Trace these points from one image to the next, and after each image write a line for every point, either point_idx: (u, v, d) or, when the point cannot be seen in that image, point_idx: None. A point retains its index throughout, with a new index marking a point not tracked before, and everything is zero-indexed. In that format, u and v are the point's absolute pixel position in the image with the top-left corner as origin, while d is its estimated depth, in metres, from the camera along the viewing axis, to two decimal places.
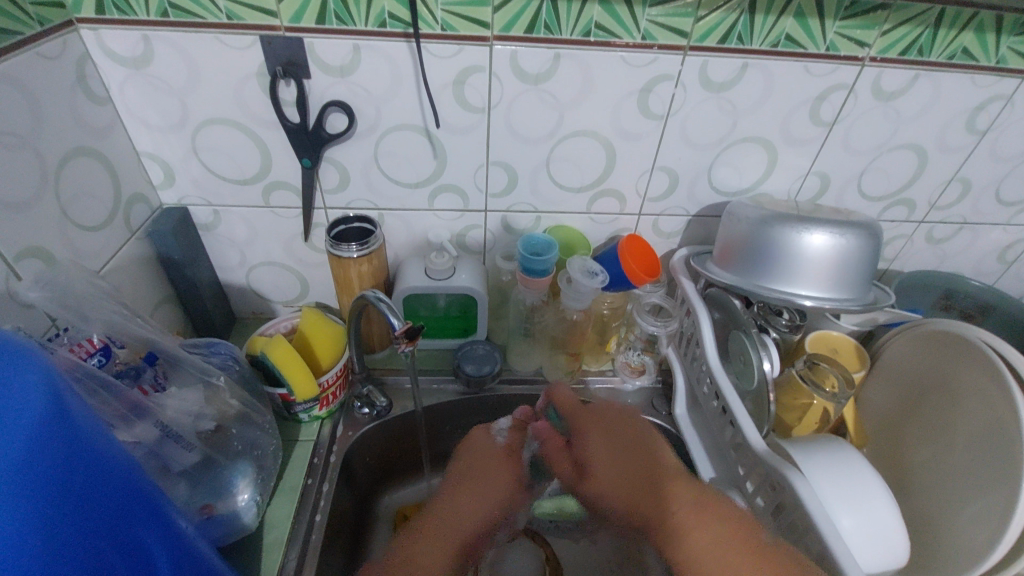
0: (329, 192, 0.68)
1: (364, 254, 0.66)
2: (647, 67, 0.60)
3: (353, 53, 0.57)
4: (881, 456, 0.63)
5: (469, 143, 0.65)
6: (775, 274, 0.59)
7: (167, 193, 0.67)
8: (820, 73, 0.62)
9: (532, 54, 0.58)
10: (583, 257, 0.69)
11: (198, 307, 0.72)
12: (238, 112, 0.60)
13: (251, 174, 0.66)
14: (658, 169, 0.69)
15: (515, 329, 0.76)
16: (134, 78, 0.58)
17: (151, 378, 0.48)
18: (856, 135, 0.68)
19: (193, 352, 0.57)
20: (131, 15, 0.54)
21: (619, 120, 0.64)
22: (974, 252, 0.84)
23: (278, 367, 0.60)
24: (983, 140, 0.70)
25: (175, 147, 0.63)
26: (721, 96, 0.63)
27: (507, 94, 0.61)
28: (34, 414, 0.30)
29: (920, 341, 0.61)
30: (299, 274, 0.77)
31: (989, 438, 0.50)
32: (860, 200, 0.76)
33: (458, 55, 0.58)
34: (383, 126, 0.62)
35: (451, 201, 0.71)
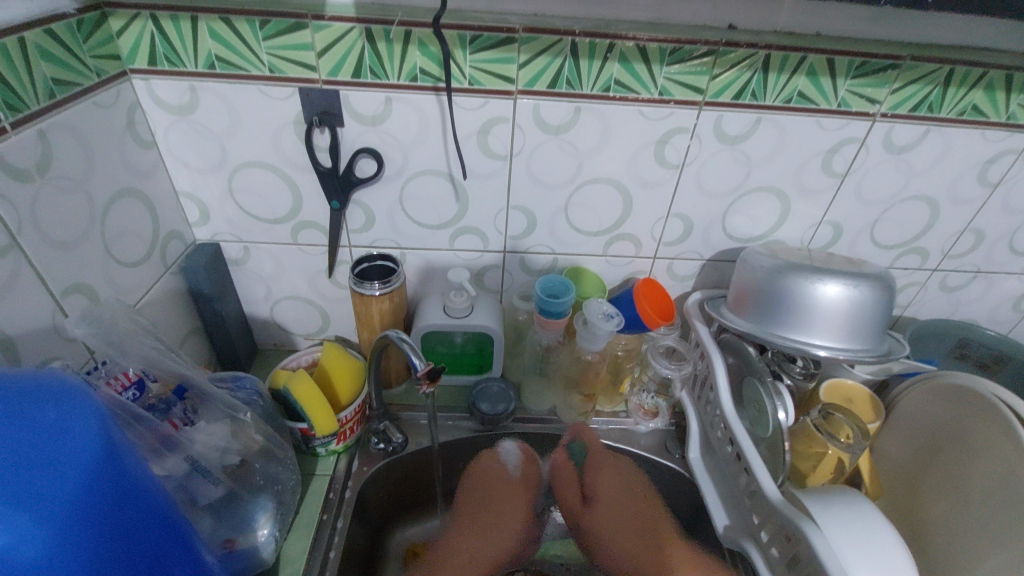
0: (355, 231, 0.71)
1: (386, 291, 0.68)
2: (664, 120, 0.63)
3: (384, 104, 0.60)
4: (896, 509, 0.62)
5: (491, 189, 0.68)
6: (790, 323, 0.60)
7: (201, 230, 0.70)
8: (832, 128, 0.64)
9: (553, 107, 0.61)
10: (598, 299, 0.70)
11: (224, 340, 0.74)
12: (274, 156, 0.64)
13: (282, 213, 0.69)
14: (673, 216, 0.71)
15: (530, 368, 0.77)
16: (178, 124, 0.61)
17: (181, 412, 0.51)
18: (869, 185, 0.70)
19: (220, 386, 0.59)
20: (180, 66, 0.58)
21: (636, 169, 0.67)
22: (989, 301, 0.84)
23: (300, 402, 0.62)
24: (995, 192, 0.72)
25: (212, 187, 0.67)
26: (735, 148, 0.65)
27: (528, 143, 0.64)
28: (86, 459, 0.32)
29: (933, 392, 0.61)
30: (321, 308, 0.79)
31: (1006, 494, 0.50)
32: (872, 248, 0.77)
33: (484, 107, 0.61)
34: (410, 171, 0.65)
35: (471, 242, 0.73)
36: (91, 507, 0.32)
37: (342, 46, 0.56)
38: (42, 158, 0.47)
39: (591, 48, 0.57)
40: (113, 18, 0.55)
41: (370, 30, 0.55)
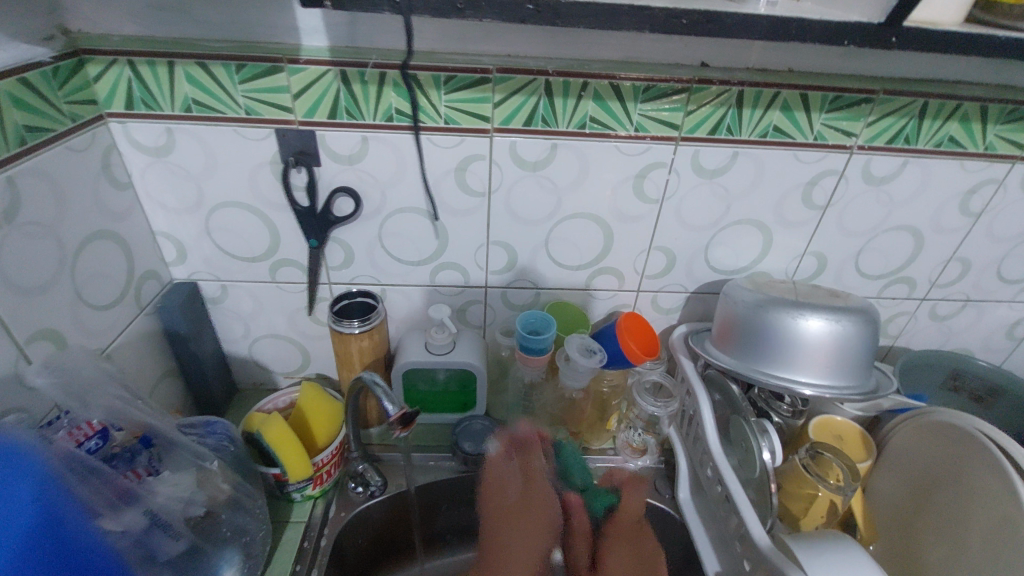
0: (334, 269, 0.70)
1: (366, 329, 0.67)
2: (641, 155, 0.63)
3: (360, 143, 0.60)
4: (891, 554, 0.60)
5: (469, 225, 0.67)
6: (775, 360, 0.59)
7: (178, 269, 0.70)
8: (810, 161, 0.64)
9: (529, 144, 0.61)
10: (580, 335, 0.69)
11: (200, 380, 0.73)
12: (251, 197, 0.64)
13: (260, 252, 0.68)
14: (655, 249, 0.71)
15: (514, 406, 0.75)
16: (155, 165, 0.61)
17: (146, 462, 0.49)
18: (851, 217, 0.70)
19: (191, 432, 0.57)
20: (157, 110, 0.58)
21: (616, 203, 0.66)
22: (982, 329, 0.83)
23: (273, 447, 0.60)
24: (978, 222, 0.72)
25: (189, 227, 0.66)
26: (714, 182, 0.65)
27: (506, 179, 0.64)
28: (29, 511, 0.36)
29: (928, 432, 0.59)
30: (300, 346, 0.78)
31: (1002, 545, 0.48)
32: (858, 278, 0.76)
33: (460, 145, 0.61)
34: (388, 208, 0.65)
35: (451, 277, 0.72)
36: (38, 553, 0.36)
37: (318, 88, 0.56)
38: (10, 204, 0.47)
39: (565, 87, 0.58)
40: (90, 64, 0.55)
41: (345, 73, 0.56)
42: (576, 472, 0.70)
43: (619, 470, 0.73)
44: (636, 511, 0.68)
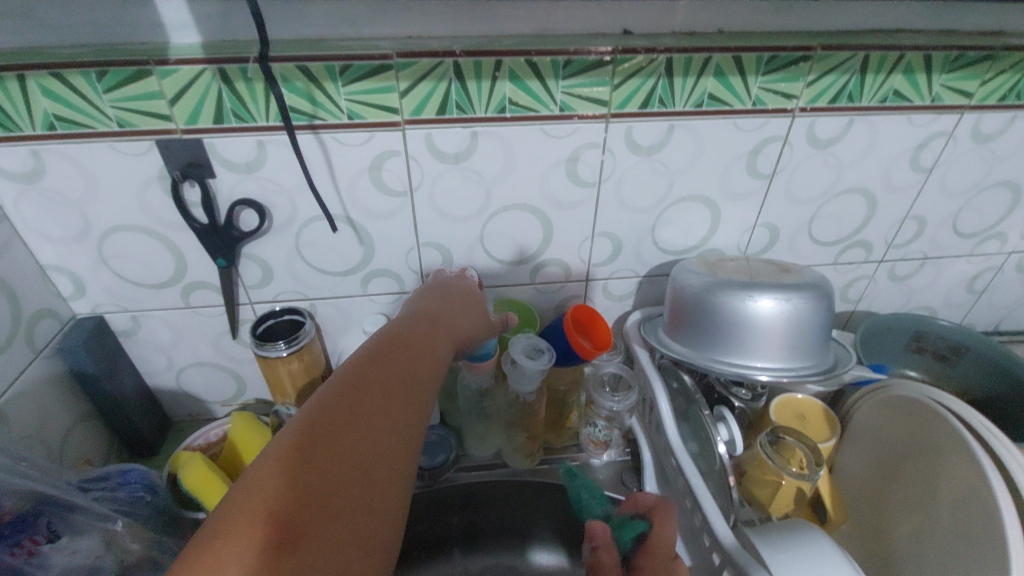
0: (252, 287, 0.64)
1: (294, 350, 0.61)
2: (570, 136, 0.58)
3: (257, 149, 0.54)
4: (860, 535, 0.57)
5: (395, 226, 0.62)
6: (726, 347, 0.55)
7: (80, 303, 0.63)
8: (750, 128, 0.60)
9: (446, 135, 0.56)
10: (526, 333, 0.65)
11: (121, 420, 0.67)
12: (146, 218, 0.57)
13: (167, 277, 0.62)
14: (599, 235, 0.66)
15: (467, 413, 0.71)
16: (28, 194, 0.54)
17: (45, 526, 0.44)
18: (800, 183, 0.66)
19: (97, 486, 0.50)
20: (15, 130, 0.51)
21: (550, 191, 0.62)
22: (942, 285, 0.81)
23: (193, 490, 0.54)
24: (930, 177, 0.69)
25: (82, 257, 0.59)
26: (653, 159, 0.61)
27: (427, 175, 0.58)
28: None
29: (892, 407, 0.56)
30: (232, 371, 0.72)
31: (961, 517, 0.46)
32: (813, 245, 0.73)
33: (369, 141, 0.55)
34: (301, 217, 0.59)
35: (384, 284, 0.67)
36: None
37: (197, 90, 0.50)
38: None
39: (476, 68, 0.52)
40: None
41: (224, 71, 0.49)
42: (592, 499, 0.61)
43: (644, 494, 0.54)
44: (668, 546, 0.49)
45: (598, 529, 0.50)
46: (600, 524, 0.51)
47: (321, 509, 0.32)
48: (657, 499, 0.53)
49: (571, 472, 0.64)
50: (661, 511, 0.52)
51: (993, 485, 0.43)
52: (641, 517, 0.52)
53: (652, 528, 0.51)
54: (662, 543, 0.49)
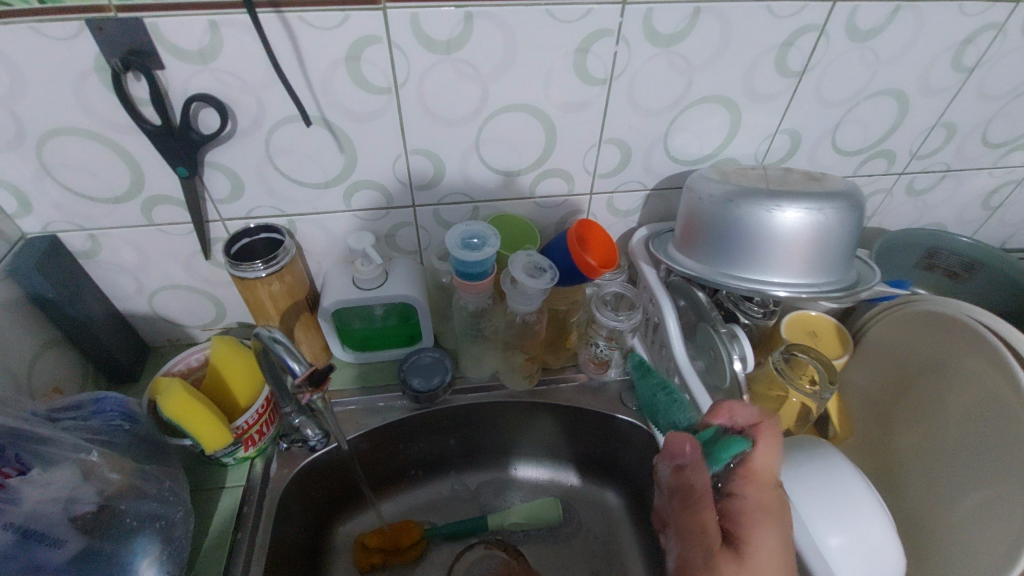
0: (222, 202, 0.58)
1: (274, 271, 0.56)
2: (580, 22, 0.50)
3: (210, 32, 0.45)
4: (865, 447, 0.57)
5: (379, 131, 0.55)
6: (745, 262, 0.51)
7: (26, 220, 0.56)
8: (785, 14, 0.52)
9: (436, 16, 0.47)
10: (528, 250, 0.60)
11: (94, 346, 0.62)
12: (88, 119, 0.49)
13: (123, 190, 0.55)
14: (607, 142, 0.60)
15: (464, 335, 0.68)
16: None
17: (14, 459, 0.40)
18: (830, 83, 0.59)
19: (70, 415, 0.47)
20: None
21: (555, 89, 0.54)
22: (959, 200, 0.77)
23: (172, 417, 0.50)
24: (970, 78, 0.62)
25: (18, 166, 0.52)
26: (672, 51, 0.53)
27: (414, 69, 0.50)
28: None
29: (910, 322, 0.54)
30: (210, 294, 0.67)
31: (986, 430, 0.45)
32: (834, 155, 0.67)
33: (344, 25, 0.47)
34: (271, 119, 0.52)
35: (370, 198, 0.61)
36: None
37: None
38: None
39: None
40: None
41: None
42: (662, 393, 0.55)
43: (744, 406, 0.44)
44: (769, 474, 0.41)
45: (686, 446, 0.41)
46: (690, 441, 0.42)
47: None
48: (762, 412, 0.43)
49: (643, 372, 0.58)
50: (768, 429, 0.42)
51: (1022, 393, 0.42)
52: (740, 433, 0.43)
53: (757, 448, 0.41)
54: (764, 469, 0.41)
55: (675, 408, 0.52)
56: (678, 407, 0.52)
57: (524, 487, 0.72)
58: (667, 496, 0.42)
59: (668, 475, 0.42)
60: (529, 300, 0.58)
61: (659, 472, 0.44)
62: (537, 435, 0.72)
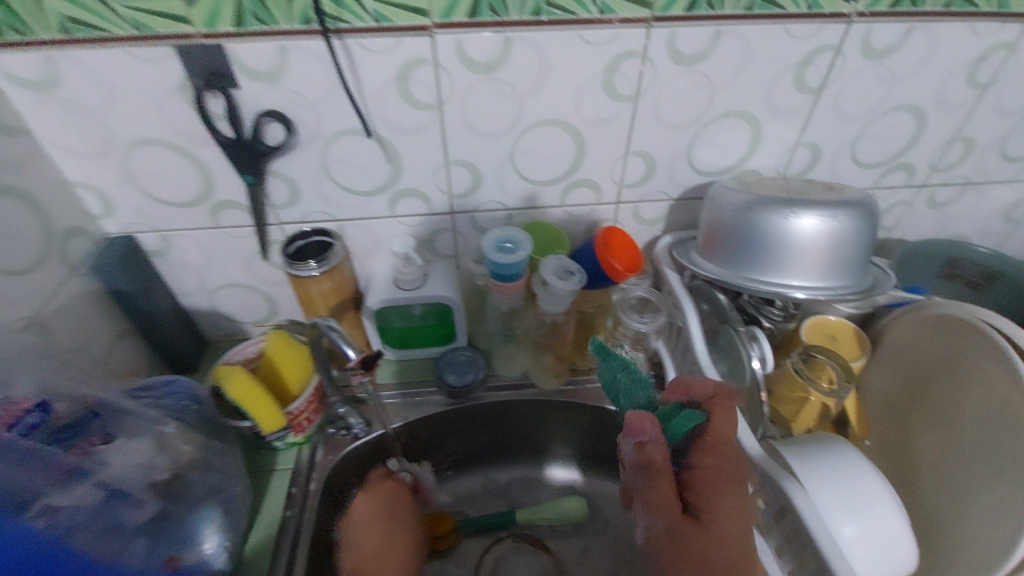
0: (280, 207, 0.63)
1: (325, 270, 0.61)
2: (609, 44, 0.54)
3: (280, 56, 0.51)
4: (882, 448, 0.59)
5: (423, 144, 0.60)
6: (764, 266, 0.54)
7: (109, 222, 0.63)
8: (802, 35, 0.56)
9: (478, 41, 0.52)
10: (557, 255, 0.64)
11: (160, 338, 0.68)
12: (170, 132, 0.56)
13: (195, 195, 0.61)
14: (633, 154, 0.64)
15: (496, 335, 0.72)
16: (47, 104, 0.52)
17: (100, 430, 0.45)
18: (847, 99, 0.63)
19: (147, 395, 0.53)
20: (29, 34, 0.48)
21: (584, 105, 0.59)
22: (981, 213, 0.79)
23: (237, 400, 0.56)
24: (986, 94, 0.64)
25: (107, 174, 0.58)
26: (694, 70, 0.57)
27: (457, 87, 0.56)
28: None
29: (926, 327, 0.56)
30: (264, 293, 0.73)
31: (995, 430, 0.47)
32: (854, 168, 0.70)
33: (397, 48, 0.52)
34: (329, 133, 0.57)
35: (413, 206, 0.66)
36: None
37: None
38: None
39: None
40: None
41: None
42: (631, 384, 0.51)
43: (700, 383, 0.49)
44: (726, 442, 0.46)
45: (647, 423, 0.44)
46: (651, 418, 0.44)
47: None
48: (716, 387, 0.49)
49: (607, 353, 0.54)
50: (721, 402, 0.47)
51: None
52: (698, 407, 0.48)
53: (713, 420, 0.47)
54: (719, 437, 0.46)
55: (635, 387, 0.51)
56: (641, 386, 0.51)
57: (552, 486, 0.75)
58: (631, 472, 0.44)
59: (632, 452, 0.44)
60: (556, 302, 0.62)
61: (621, 450, 0.45)
62: (564, 434, 0.75)
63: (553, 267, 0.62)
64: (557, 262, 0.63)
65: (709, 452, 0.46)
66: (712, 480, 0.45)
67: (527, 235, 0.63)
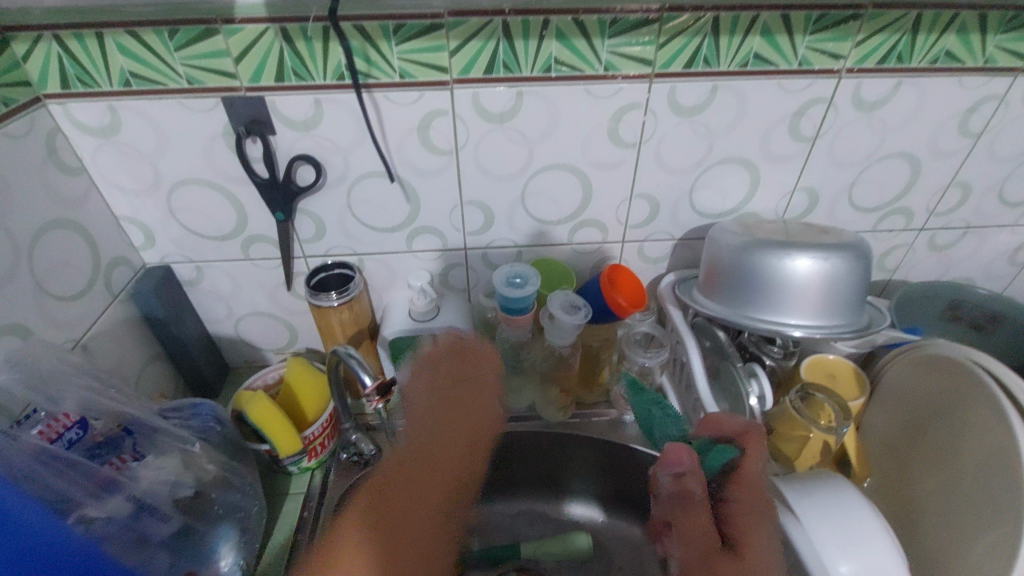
0: (307, 242, 0.68)
1: (345, 301, 0.65)
2: (613, 97, 0.59)
3: (314, 107, 0.57)
4: (886, 491, 0.59)
5: (440, 185, 0.64)
6: (761, 304, 0.57)
7: (149, 253, 0.68)
8: (794, 90, 0.60)
9: (492, 94, 0.57)
10: (564, 290, 0.67)
11: (187, 363, 0.72)
12: (210, 172, 0.61)
13: (229, 230, 0.66)
14: (637, 197, 0.68)
15: (505, 367, 0.74)
16: (105, 147, 0.58)
17: (131, 448, 0.49)
18: (841, 147, 0.66)
19: (176, 415, 0.57)
20: (95, 87, 0.54)
21: (591, 151, 0.63)
22: (983, 256, 0.80)
23: (257, 424, 0.59)
24: (979, 142, 0.67)
25: (152, 209, 0.64)
26: (694, 120, 0.61)
27: (473, 135, 0.60)
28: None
29: (920, 368, 0.58)
30: (286, 322, 0.77)
31: (986, 471, 0.47)
32: (852, 211, 0.73)
33: (419, 101, 0.57)
34: (354, 175, 0.62)
35: (429, 242, 0.70)
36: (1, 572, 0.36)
37: (259, 50, 0.53)
38: None
39: (524, 26, 0.53)
40: (15, 43, 0.51)
41: (286, 29, 0.52)
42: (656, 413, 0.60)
43: (732, 419, 0.50)
44: (758, 476, 0.46)
45: (682, 455, 0.46)
46: (685, 451, 0.47)
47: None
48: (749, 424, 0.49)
49: (637, 389, 0.63)
50: (752, 435, 0.48)
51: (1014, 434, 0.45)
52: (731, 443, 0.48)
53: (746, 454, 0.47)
54: (753, 476, 0.46)
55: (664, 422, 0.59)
56: (674, 422, 0.58)
57: (558, 520, 0.76)
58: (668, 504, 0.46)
59: (668, 483, 0.46)
60: (564, 338, 0.65)
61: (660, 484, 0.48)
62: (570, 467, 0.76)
63: (561, 304, 0.65)
64: (565, 297, 0.66)
65: (745, 482, 0.46)
66: (750, 509, 0.44)
67: (536, 271, 0.67)
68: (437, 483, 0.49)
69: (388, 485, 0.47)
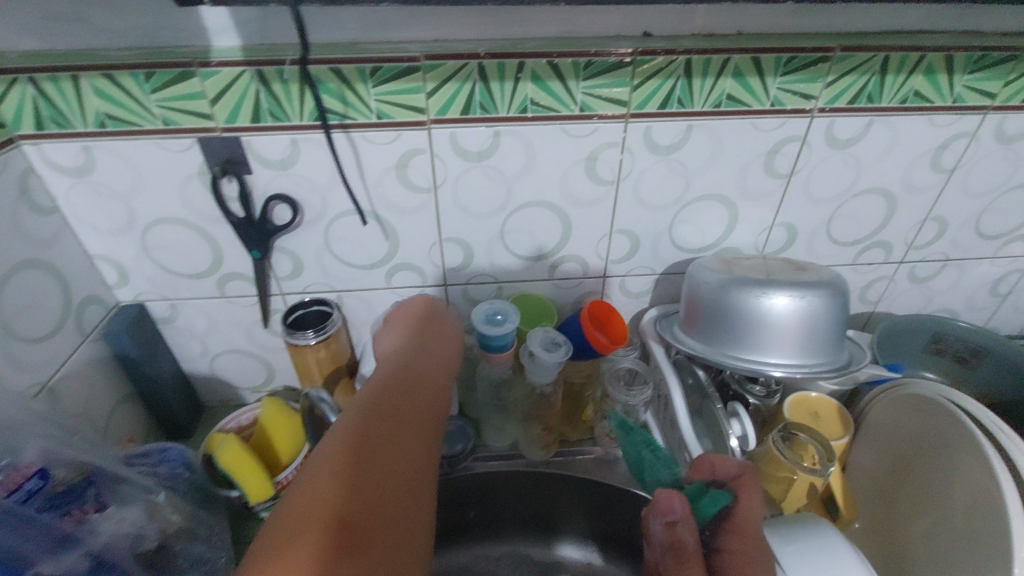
0: (284, 279, 0.67)
1: (322, 339, 0.64)
2: (590, 136, 0.59)
3: (291, 146, 0.57)
4: (876, 537, 0.58)
5: (419, 222, 0.64)
6: (741, 342, 0.56)
7: (124, 291, 0.67)
8: (768, 128, 0.61)
9: (470, 133, 0.58)
10: (544, 327, 0.66)
11: (159, 403, 0.70)
12: (186, 211, 0.61)
13: (204, 267, 0.65)
14: (617, 233, 0.68)
15: (486, 405, 0.73)
16: (78, 186, 0.58)
17: (94, 497, 0.46)
18: (817, 183, 0.67)
19: (143, 461, 0.55)
20: (69, 127, 0.54)
21: (569, 188, 0.63)
22: (963, 287, 0.80)
23: (229, 468, 0.58)
24: (952, 177, 0.68)
25: (126, 247, 0.63)
26: (671, 158, 0.62)
27: (451, 173, 0.61)
28: None
29: (903, 408, 0.57)
30: (263, 359, 0.75)
31: (971, 514, 0.47)
32: (831, 245, 0.73)
33: (396, 140, 0.57)
34: (331, 212, 0.62)
35: (408, 278, 0.69)
36: None
37: (235, 92, 0.53)
38: None
39: (500, 69, 0.54)
40: None
41: (263, 72, 0.52)
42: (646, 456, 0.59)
43: (725, 461, 0.50)
44: (751, 522, 0.46)
45: (674, 502, 0.46)
46: (677, 497, 0.46)
47: (373, 541, 0.36)
48: (742, 466, 0.49)
49: (627, 428, 0.61)
50: (746, 480, 0.48)
51: (998, 477, 0.44)
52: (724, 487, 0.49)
53: (738, 500, 0.48)
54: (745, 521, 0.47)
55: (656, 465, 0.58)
56: (665, 464, 0.58)
57: (542, 563, 0.73)
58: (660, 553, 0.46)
59: (660, 532, 0.46)
60: (545, 376, 0.64)
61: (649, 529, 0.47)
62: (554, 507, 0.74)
63: (541, 342, 0.64)
64: (546, 335, 0.65)
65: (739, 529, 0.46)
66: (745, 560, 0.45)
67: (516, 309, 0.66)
68: (423, 438, 0.47)
69: (382, 429, 0.45)
